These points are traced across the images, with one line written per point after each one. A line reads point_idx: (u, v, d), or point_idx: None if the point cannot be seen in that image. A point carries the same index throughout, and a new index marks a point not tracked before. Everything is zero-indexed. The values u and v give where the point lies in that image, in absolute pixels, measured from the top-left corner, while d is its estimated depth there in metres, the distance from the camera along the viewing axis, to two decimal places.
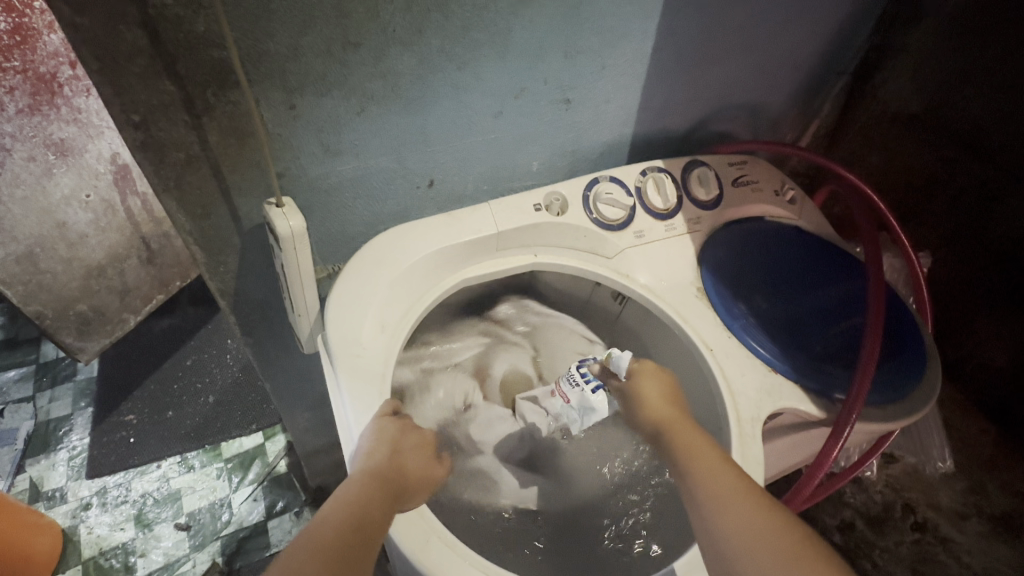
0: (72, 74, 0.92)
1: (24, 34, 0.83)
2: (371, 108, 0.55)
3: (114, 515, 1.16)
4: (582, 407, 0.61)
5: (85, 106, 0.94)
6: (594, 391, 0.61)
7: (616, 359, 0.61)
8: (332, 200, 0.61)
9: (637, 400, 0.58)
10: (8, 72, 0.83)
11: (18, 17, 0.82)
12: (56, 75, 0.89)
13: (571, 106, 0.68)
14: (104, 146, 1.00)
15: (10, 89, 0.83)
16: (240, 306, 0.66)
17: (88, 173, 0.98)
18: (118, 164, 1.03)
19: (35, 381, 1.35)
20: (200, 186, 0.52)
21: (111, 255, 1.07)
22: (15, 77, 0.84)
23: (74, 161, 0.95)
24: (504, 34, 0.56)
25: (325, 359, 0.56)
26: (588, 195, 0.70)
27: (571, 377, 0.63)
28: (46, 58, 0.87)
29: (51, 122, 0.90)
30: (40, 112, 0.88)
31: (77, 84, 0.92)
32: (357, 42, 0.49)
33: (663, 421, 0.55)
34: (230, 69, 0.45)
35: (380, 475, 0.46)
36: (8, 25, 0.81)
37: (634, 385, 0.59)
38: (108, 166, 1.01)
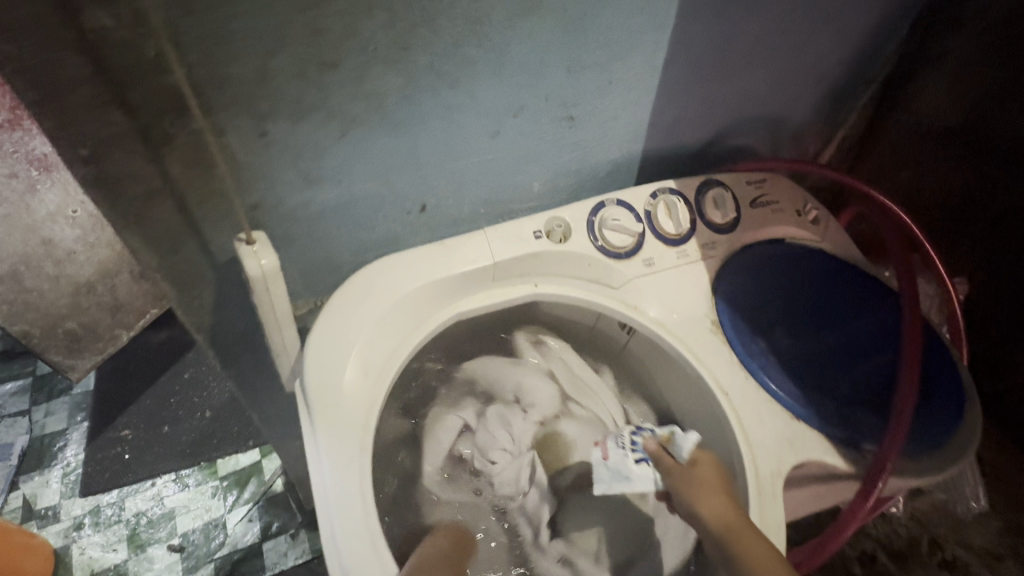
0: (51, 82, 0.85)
1: None
2: (354, 131, 0.50)
3: (106, 535, 1.14)
4: (616, 472, 0.57)
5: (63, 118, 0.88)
6: (637, 461, 0.57)
7: (680, 440, 0.58)
8: (315, 228, 0.57)
9: (697, 487, 0.53)
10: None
11: None
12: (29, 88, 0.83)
13: (575, 123, 0.62)
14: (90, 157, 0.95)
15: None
16: (218, 341, 0.62)
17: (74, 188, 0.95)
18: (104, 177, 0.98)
19: (32, 394, 1.34)
20: (166, 221, 0.47)
21: (101, 272, 1.04)
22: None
23: (58, 176, 0.92)
24: (500, 51, 0.51)
25: (303, 406, 0.52)
26: (593, 220, 0.64)
27: (621, 438, 0.59)
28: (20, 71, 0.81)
29: (32, 137, 0.87)
30: (19, 127, 0.85)
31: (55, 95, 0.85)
32: (334, 63, 0.44)
33: (729, 521, 0.51)
34: (187, 95, 0.40)
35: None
36: None
37: (693, 470, 0.55)
38: None
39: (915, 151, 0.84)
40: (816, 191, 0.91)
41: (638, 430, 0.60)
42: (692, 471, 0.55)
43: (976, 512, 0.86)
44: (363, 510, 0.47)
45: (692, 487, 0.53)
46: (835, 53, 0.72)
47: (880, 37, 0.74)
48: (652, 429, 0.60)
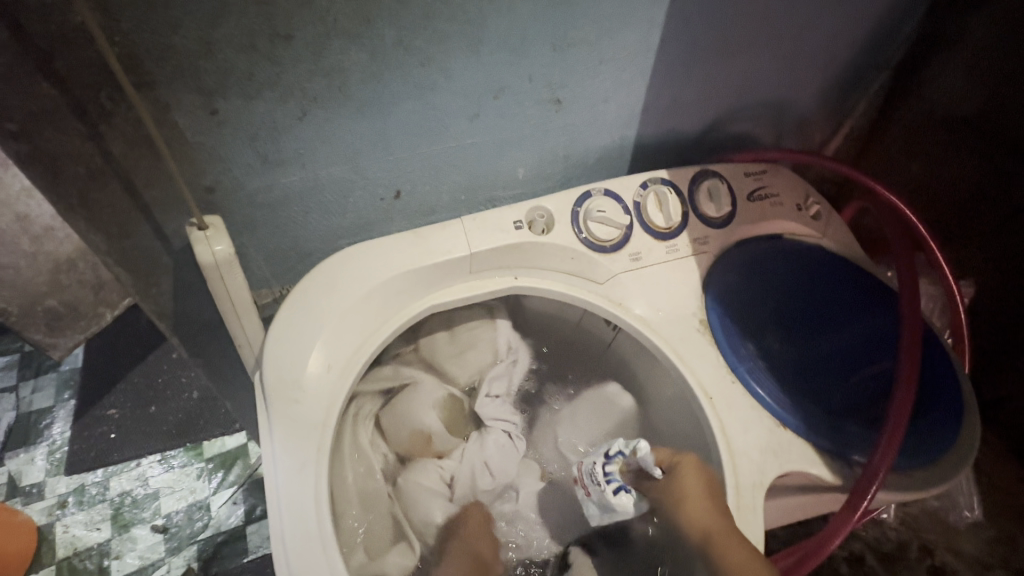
0: None
1: None
2: (317, 112, 0.47)
3: (90, 514, 1.14)
4: (603, 509, 0.54)
5: None
6: (615, 493, 0.52)
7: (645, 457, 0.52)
8: (279, 214, 0.54)
9: (677, 501, 0.52)
10: None
11: None
12: None
13: (562, 107, 0.59)
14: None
15: None
16: (181, 328, 0.59)
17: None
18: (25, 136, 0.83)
19: (19, 370, 1.33)
20: (113, 203, 0.44)
21: (80, 249, 1.03)
22: None
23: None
24: (476, 25, 0.47)
25: (261, 400, 0.50)
26: (578, 211, 0.61)
27: (593, 473, 0.54)
28: None
29: None
30: None
31: None
32: (288, 34, 0.41)
33: (710, 531, 0.49)
34: (121, 68, 0.37)
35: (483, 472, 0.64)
36: None
37: (673, 479, 0.53)
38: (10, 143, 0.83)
39: (927, 143, 0.80)
40: (819, 184, 0.87)
41: (610, 459, 0.54)
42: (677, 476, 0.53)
43: (970, 521, 0.85)
44: (317, 514, 0.45)
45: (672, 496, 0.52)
46: (845, 36, 0.67)
47: (894, 20, 0.70)
48: (619, 452, 0.54)
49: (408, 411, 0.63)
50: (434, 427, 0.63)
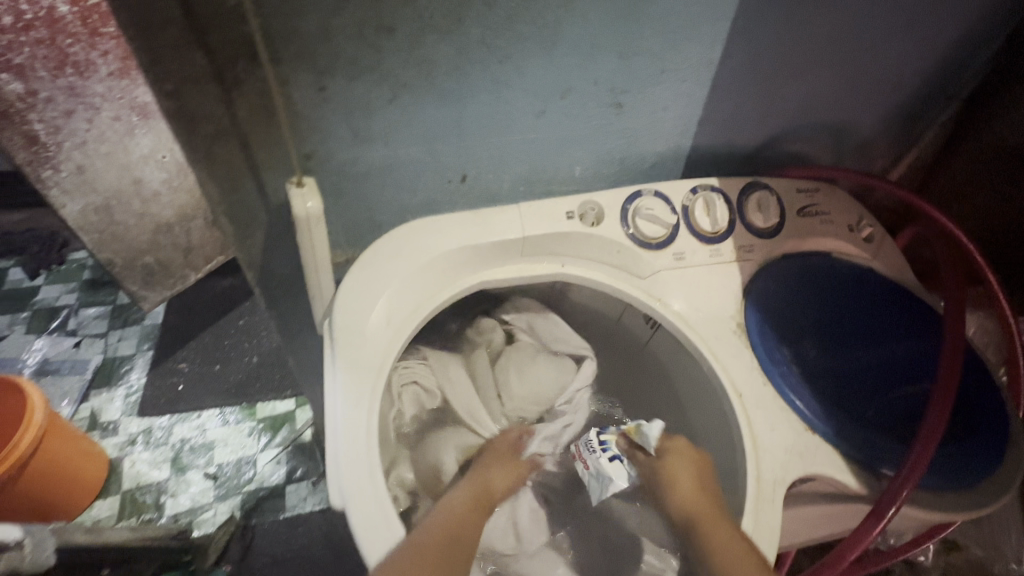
0: (80, 38, 0.86)
1: (55, 25, 0.83)
2: (404, 97, 0.53)
3: (154, 454, 1.26)
4: (599, 477, 0.57)
5: (88, 62, 0.88)
6: (610, 459, 0.58)
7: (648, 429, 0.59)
8: (360, 185, 0.61)
9: (668, 484, 0.56)
10: (28, 43, 0.82)
11: (60, 33, 0.84)
12: (72, 51, 0.86)
13: (622, 111, 0.63)
14: (119, 102, 0.95)
15: (30, 62, 0.83)
16: (263, 281, 0.66)
17: (122, 128, 0.98)
18: (139, 106, 0.97)
19: (109, 320, 1.48)
20: (230, 160, 0.52)
21: (179, 214, 1.16)
22: (31, 49, 0.82)
23: (113, 117, 0.96)
24: (552, 29, 0.52)
25: (327, 345, 0.56)
26: (628, 208, 0.65)
27: (591, 443, 0.60)
28: (75, 39, 0.85)
29: (90, 83, 0.90)
30: (71, 76, 0.88)
31: (87, 48, 0.87)
32: (391, 27, 0.48)
33: (694, 513, 0.53)
34: (257, 45, 0.45)
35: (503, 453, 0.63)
36: (45, 26, 0.82)
37: (663, 464, 0.57)
38: (131, 112, 0.97)
39: (993, 178, 0.78)
40: (875, 211, 0.86)
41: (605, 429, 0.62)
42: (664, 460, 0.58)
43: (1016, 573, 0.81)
44: (367, 446, 0.50)
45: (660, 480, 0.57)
46: (913, 65, 0.68)
47: (966, 52, 0.70)
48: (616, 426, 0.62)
49: (431, 445, 0.65)
50: (447, 465, 0.64)
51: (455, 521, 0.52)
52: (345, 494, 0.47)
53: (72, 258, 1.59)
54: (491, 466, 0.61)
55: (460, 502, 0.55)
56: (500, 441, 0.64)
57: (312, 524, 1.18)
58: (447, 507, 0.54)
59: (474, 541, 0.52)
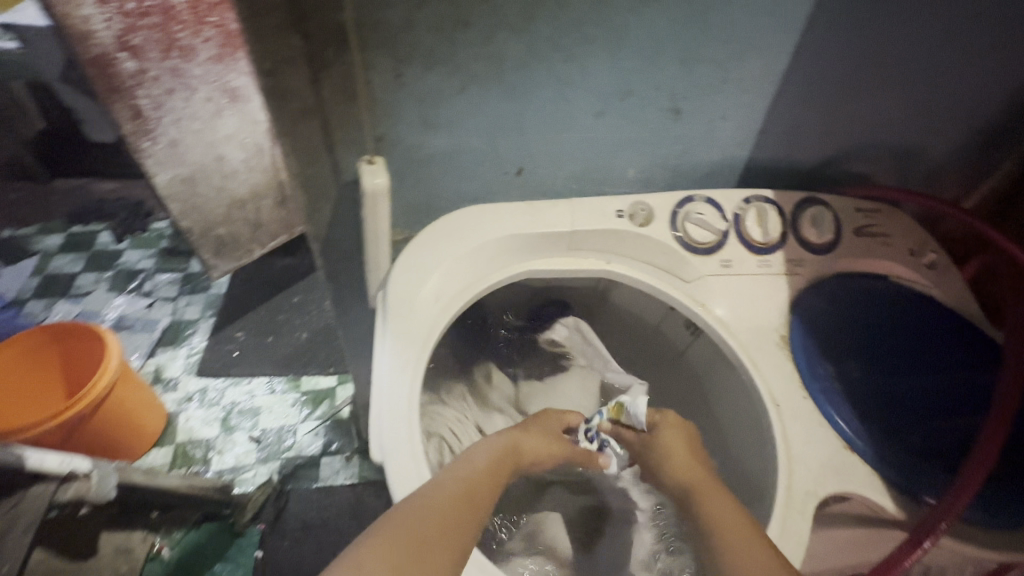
0: (187, 26, 0.96)
1: (169, 13, 0.93)
2: (472, 88, 0.57)
3: (206, 413, 1.35)
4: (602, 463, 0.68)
5: (191, 47, 0.98)
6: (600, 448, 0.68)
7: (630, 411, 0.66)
8: (423, 170, 0.65)
9: (664, 454, 0.61)
10: (144, 27, 0.91)
11: (172, 21, 0.94)
12: (180, 36, 0.96)
13: (680, 117, 0.64)
14: (212, 86, 1.05)
15: (143, 43, 0.92)
16: (325, 254, 0.71)
17: (213, 109, 1.07)
18: (229, 90, 1.07)
19: (179, 286, 1.60)
20: (310, 137, 0.56)
21: (252, 193, 1.25)
22: (146, 32, 0.92)
23: (206, 98, 1.05)
24: (618, 32, 0.55)
25: (380, 315, 0.59)
26: (678, 211, 0.66)
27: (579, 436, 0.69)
28: (184, 27, 0.96)
29: (191, 66, 1.00)
30: (176, 59, 0.98)
31: (192, 36, 0.97)
32: (467, 22, 0.51)
33: (689, 480, 0.57)
34: (347, 31, 0.50)
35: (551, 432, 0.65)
36: (161, 13, 0.92)
37: (656, 436, 0.63)
38: (222, 95, 1.07)
39: None
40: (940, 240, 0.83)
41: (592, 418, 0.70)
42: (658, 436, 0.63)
43: None
44: (407, 409, 0.53)
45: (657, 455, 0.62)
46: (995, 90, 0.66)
47: None
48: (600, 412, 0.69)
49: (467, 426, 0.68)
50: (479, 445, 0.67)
51: (471, 483, 0.51)
52: (384, 450, 0.50)
53: (153, 227, 1.74)
54: (531, 434, 0.63)
55: (484, 464, 0.55)
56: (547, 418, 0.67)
57: (342, 496, 1.23)
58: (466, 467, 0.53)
59: (488, 506, 0.50)
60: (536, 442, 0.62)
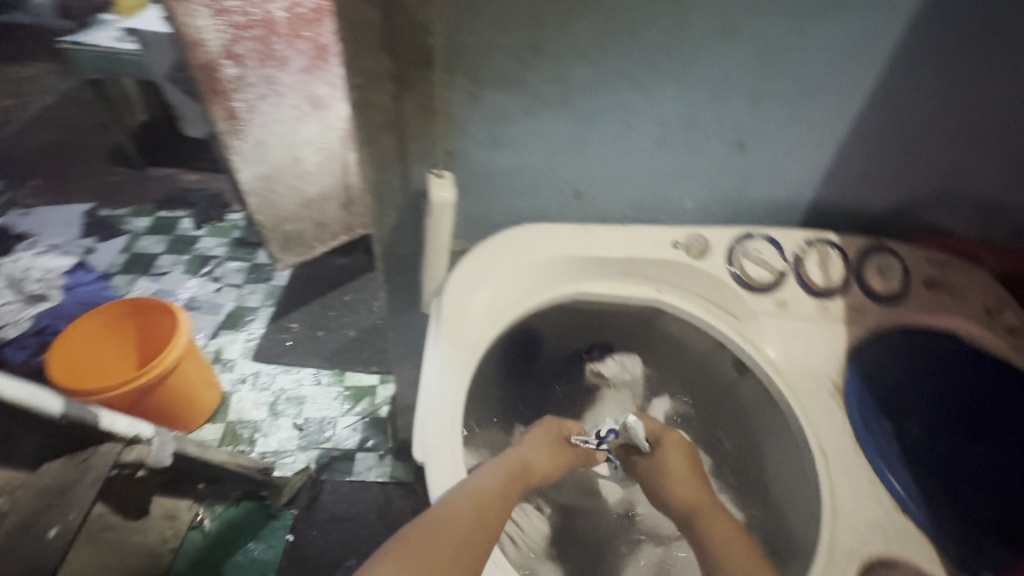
0: (284, 39, 1.05)
1: (270, 26, 1.02)
2: (539, 111, 0.60)
3: (257, 396, 1.43)
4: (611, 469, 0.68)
5: (285, 58, 1.07)
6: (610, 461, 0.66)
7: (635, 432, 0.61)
8: (484, 185, 0.68)
9: (668, 477, 0.61)
10: (247, 37, 1.00)
11: (272, 33, 1.03)
12: (276, 47, 1.05)
13: (743, 151, 0.64)
14: (299, 93, 1.13)
15: (245, 52, 1.01)
16: (386, 257, 0.75)
17: (296, 114, 1.16)
18: (312, 99, 1.15)
19: (245, 274, 1.71)
20: (386, 148, 0.60)
21: (321, 193, 1.32)
22: (249, 42, 1.01)
23: (291, 104, 1.13)
24: (688, 67, 0.56)
25: (432, 319, 0.62)
26: (736, 247, 0.65)
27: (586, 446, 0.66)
28: (281, 39, 1.04)
29: (283, 74, 1.09)
30: (271, 67, 1.07)
31: (287, 47, 1.06)
32: (542, 49, 0.54)
33: (695, 504, 0.58)
34: (432, 53, 0.53)
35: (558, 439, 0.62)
36: (263, 25, 1.01)
37: (659, 458, 0.62)
38: (306, 102, 1.15)
39: None
40: None
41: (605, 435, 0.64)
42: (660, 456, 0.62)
43: None
44: (450, 414, 0.55)
45: (661, 474, 0.61)
46: None
47: None
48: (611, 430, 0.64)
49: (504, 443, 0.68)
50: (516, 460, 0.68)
51: (484, 504, 0.49)
52: (426, 450, 0.53)
53: (229, 217, 1.87)
54: (538, 446, 0.60)
55: (496, 482, 0.52)
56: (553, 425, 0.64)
57: (372, 492, 1.26)
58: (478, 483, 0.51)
59: (500, 528, 0.49)
60: (542, 453, 0.59)
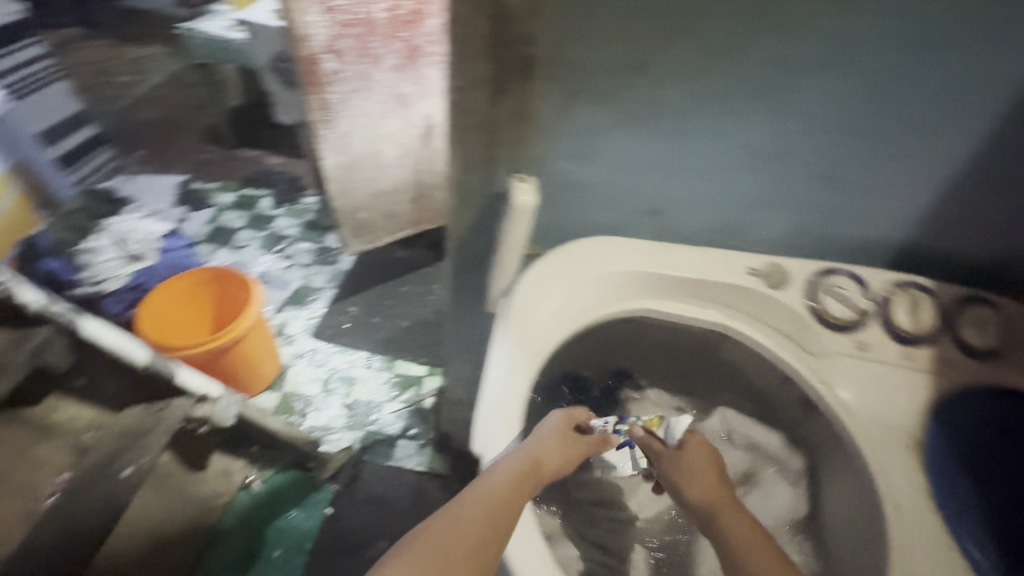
0: (381, 38, 1.09)
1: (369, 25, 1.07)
2: (626, 127, 0.60)
3: (312, 372, 1.50)
4: None
5: (380, 55, 1.12)
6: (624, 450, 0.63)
7: (671, 423, 0.58)
8: (562, 195, 0.69)
9: (689, 471, 0.58)
10: (348, 35, 1.06)
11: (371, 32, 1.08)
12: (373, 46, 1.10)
13: (833, 185, 0.62)
14: (387, 90, 1.18)
15: (344, 48, 1.07)
16: (458, 254, 0.77)
17: (381, 111, 1.20)
18: (399, 96, 1.20)
19: (313, 255, 1.80)
20: (475, 150, 0.62)
21: (395, 186, 1.36)
22: (349, 40, 1.06)
23: (379, 99, 1.18)
24: (786, 94, 0.55)
25: (497, 319, 0.63)
26: (815, 280, 0.64)
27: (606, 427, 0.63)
28: (378, 38, 1.09)
29: (375, 71, 1.14)
30: (365, 63, 1.12)
31: (382, 46, 1.11)
32: (637, 68, 0.55)
33: (714, 499, 0.56)
34: (532, 65, 0.55)
35: (566, 430, 0.61)
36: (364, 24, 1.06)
37: (681, 453, 0.59)
38: (393, 99, 1.20)
39: None
40: None
41: (624, 419, 0.64)
42: (681, 452, 0.59)
43: None
44: (512, 413, 0.57)
45: (681, 470, 0.58)
46: None
47: None
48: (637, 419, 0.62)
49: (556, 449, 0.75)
50: None
51: (494, 506, 0.50)
52: (486, 447, 0.55)
53: (304, 200, 1.97)
54: (548, 440, 0.58)
55: (505, 479, 0.53)
56: (564, 420, 0.62)
57: (410, 479, 1.29)
58: (490, 487, 0.52)
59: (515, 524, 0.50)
60: (551, 445, 0.58)
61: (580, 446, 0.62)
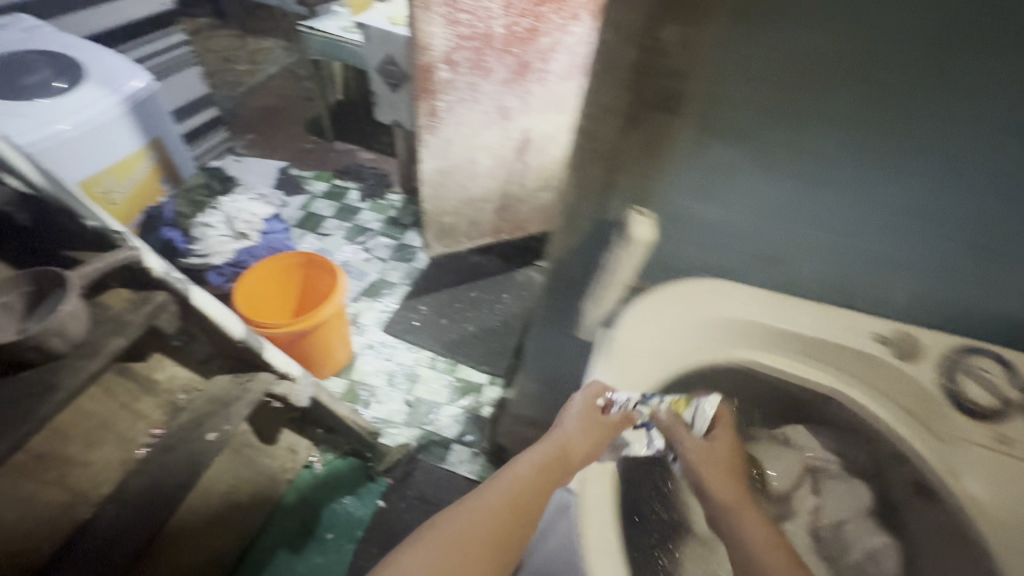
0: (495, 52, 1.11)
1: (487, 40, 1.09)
2: (763, 173, 0.58)
3: (378, 364, 1.54)
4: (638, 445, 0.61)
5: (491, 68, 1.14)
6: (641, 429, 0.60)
7: (702, 405, 0.59)
8: (675, 228, 0.67)
9: (711, 458, 0.58)
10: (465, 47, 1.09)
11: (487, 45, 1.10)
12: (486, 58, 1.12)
13: (985, 259, 0.58)
14: (492, 102, 1.20)
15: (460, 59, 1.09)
16: (554, 275, 0.76)
17: (483, 121, 1.22)
18: (502, 109, 1.21)
19: (391, 251, 1.86)
20: (595, 176, 0.61)
21: (483, 195, 1.38)
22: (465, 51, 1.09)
23: (483, 111, 1.20)
24: (955, 159, 0.51)
25: (600, 348, 0.64)
26: (953, 359, 0.61)
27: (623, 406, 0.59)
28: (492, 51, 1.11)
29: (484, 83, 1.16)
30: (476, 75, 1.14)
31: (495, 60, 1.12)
32: (791, 116, 0.52)
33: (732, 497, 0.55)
34: (674, 98, 0.53)
35: (591, 413, 0.60)
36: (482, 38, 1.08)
37: (707, 442, 0.60)
38: (496, 111, 1.21)
39: None
40: None
41: (648, 399, 0.60)
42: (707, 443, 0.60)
43: None
44: None
45: (703, 457, 0.58)
46: None
47: None
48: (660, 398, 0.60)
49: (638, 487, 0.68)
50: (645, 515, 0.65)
51: (519, 491, 0.54)
52: None
53: (389, 197, 2.04)
54: (575, 424, 0.59)
55: (527, 469, 0.56)
56: (593, 398, 0.61)
57: (460, 486, 1.30)
58: (513, 479, 0.55)
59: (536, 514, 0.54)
60: (587, 426, 0.59)
61: (604, 421, 0.59)
